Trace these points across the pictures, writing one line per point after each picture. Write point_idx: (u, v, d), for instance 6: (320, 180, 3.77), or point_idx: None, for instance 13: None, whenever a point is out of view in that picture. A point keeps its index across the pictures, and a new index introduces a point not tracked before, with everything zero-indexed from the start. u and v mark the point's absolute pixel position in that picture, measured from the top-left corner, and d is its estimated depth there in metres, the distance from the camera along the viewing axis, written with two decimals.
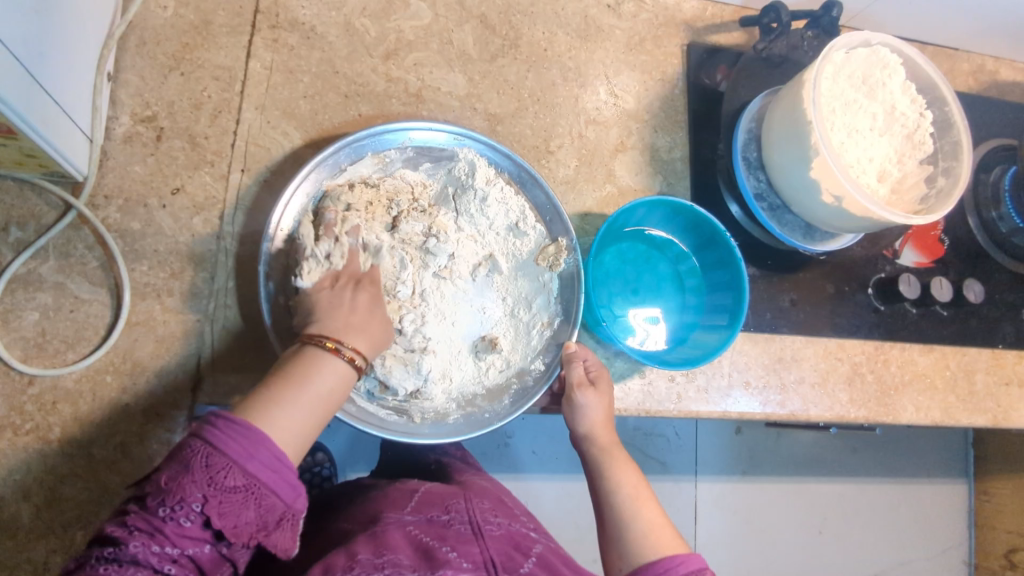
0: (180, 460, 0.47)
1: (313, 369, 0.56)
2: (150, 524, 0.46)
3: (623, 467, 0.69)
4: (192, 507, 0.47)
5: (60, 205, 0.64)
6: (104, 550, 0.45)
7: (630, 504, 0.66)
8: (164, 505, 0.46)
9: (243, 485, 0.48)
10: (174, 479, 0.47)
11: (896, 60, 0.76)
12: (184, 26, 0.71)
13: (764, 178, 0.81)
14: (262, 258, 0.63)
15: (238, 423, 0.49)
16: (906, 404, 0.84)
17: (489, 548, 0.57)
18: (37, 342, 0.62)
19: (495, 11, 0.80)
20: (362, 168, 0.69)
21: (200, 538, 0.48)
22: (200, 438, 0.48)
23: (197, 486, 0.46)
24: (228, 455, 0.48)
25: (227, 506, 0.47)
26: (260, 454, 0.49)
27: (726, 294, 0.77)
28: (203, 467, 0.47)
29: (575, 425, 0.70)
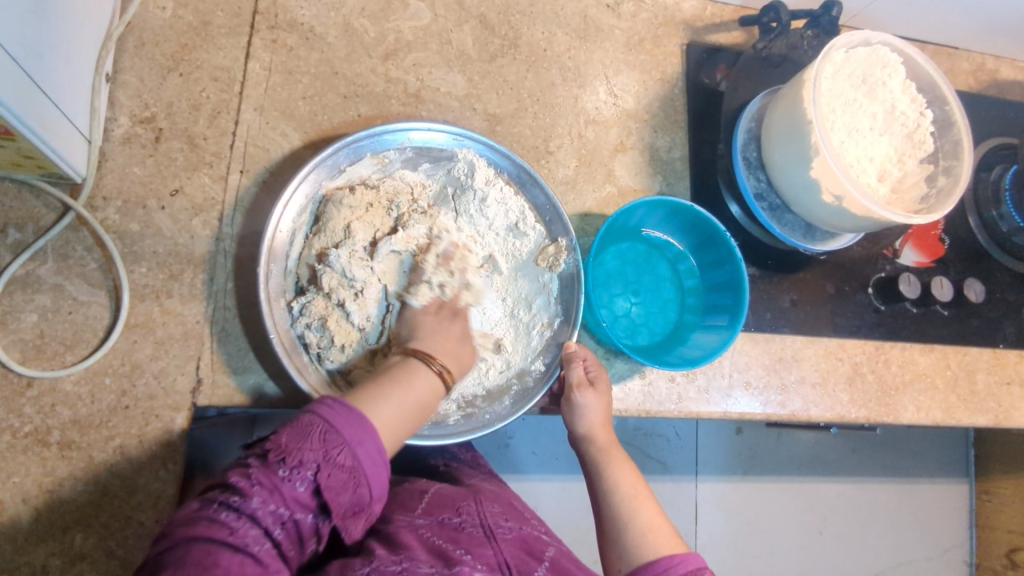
0: (300, 429, 0.50)
1: (414, 378, 0.60)
2: (270, 482, 0.49)
3: (622, 468, 0.69)
4: (305, 475, 0.49)
5: (59, 207, 0.64)
6: (225, 497, 0.48)
7: (630, 505, 0.65)
8: (285, 465, 0.49)
9: (350, 467, 0.51)
10: (296, 443, 0.50)
11: (896, 59, 0.76)
12: (183, 27, 0.71)
13: (764, 178, 0.80)
14: (260, 259, 0.62)
15: (358, 409, 0.53)
16: (907, 404, 0.84)
17: (504, 551, 0.58)
18: (36, 344, 0.62)
19: (494, 11, 0.80)
20: (362, 169, 0.69)
21: (306, 507, 0.50)
22: (320, 415, 0.52)
23: (314, 454, 0.50)
24: (344, 435, 0.51)
25: (335, 481, 0.50)
26: (370, 442, 0.52)
27: (726, 294, 0.77)
28: (321, 440, 0.50)
29: (575, 426, 0.70)
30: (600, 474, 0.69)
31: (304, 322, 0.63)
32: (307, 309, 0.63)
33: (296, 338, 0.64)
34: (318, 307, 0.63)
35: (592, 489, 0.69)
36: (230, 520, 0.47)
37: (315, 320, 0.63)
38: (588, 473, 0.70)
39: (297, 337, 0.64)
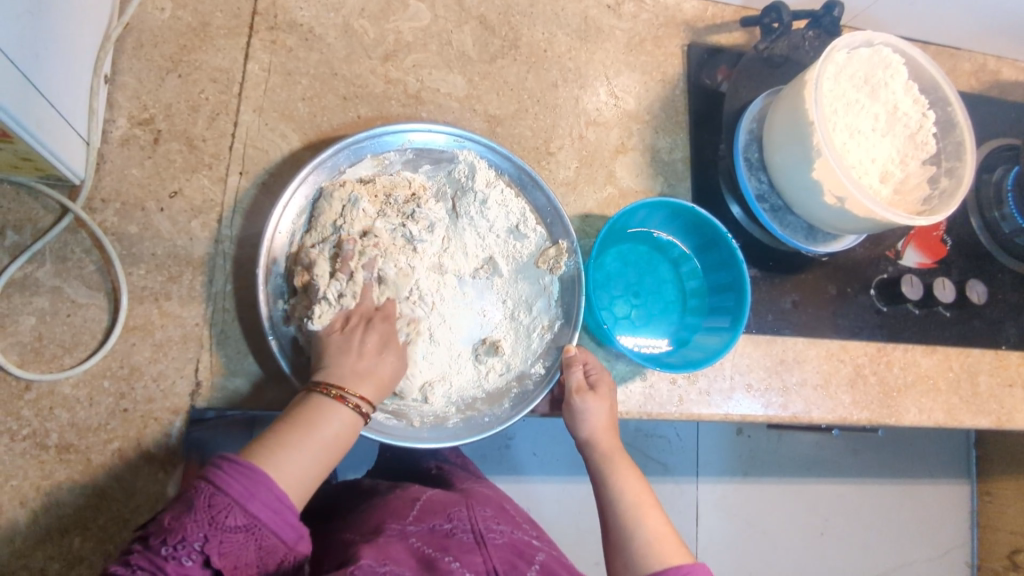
0: (182, 500, 0.48)
1: (320, 416, 0.57)
2: (151, 563, 0.45)
3: (626, 474, 0.69)
4: (193, 546, 0.46)
5: (57, 209, 0.64)
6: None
7: (633, 513, 0.65)
8: (166, 543, 0.46)
9: (244, 525, 0.48)
10: (177, 516, 0.47)
11: (898, 60, 0.75)
12: (182, 28, 0.70)
13: (766, 179, 0.80)
14: (260, 261, 0.62)
15: (244, 463, 0.51)
16: (909, 406, 0.83)
17: (493, 558, 0.58)
18: (34, 347, 0.61)
19: (494, 12, 0.80)
20: (361, 170, 0.68)
21: None
22: (206, 480, 0.49)
23: (201, 524, 0.47)
24: (231, 495, 0.48)
25: (230, 544, 0.48)
26: (262, 492, 0.50)
27: (727, 296, 0.77)
28: (205, 506, 0.48)
29: (579, 429, 0.70)
30: (604, 479, 0.68)
31: (301, 325, 0.63)
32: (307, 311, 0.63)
33: (293, 341, 0.64)
34: (315, 309, 0.63)
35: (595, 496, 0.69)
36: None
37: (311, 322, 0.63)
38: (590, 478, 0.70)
39: (294, 339, 0.64)
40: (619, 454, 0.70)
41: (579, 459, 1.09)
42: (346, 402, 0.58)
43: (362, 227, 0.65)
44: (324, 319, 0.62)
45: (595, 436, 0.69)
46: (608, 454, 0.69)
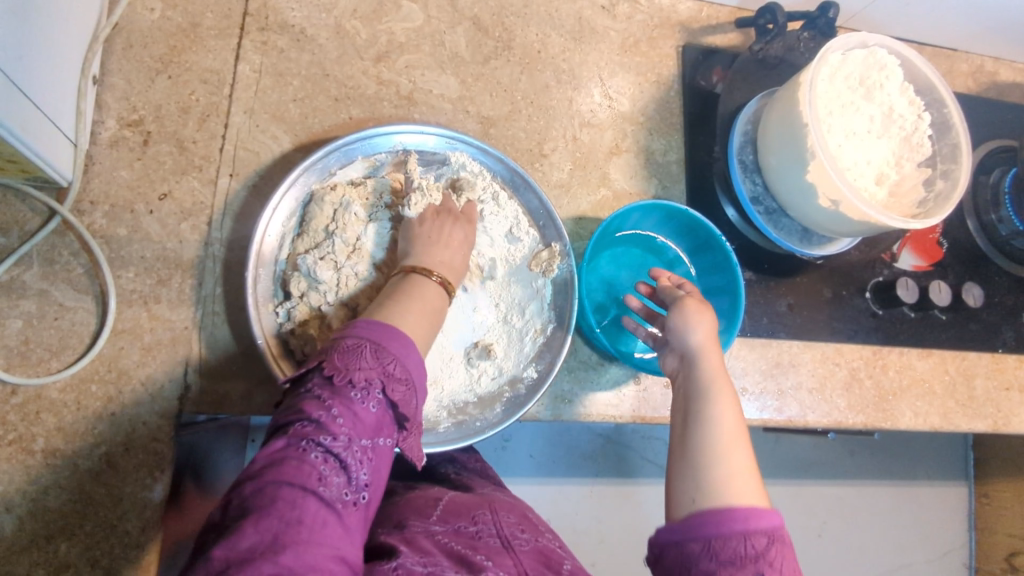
0: (353, 352, 0.54)
1: (412, 287, 0.61)
2: (346, 407, 0.52)
3: (727, 401, 0.60)
4: (374, 391, 0.54)
5: (44, 211, 0.63)
6: (307, 434, 0.51)
7: (727, 441, 0.57)
8: (353, 388, 0.53)
9: (408, 376, 0.55)
10: (354, 365, 0.53)
11: (894, 61, 0.75)
12: (172, 29, 0.70)
13: (761, 182, 0.80)
14: (247, 264, 0.61)
15: (388, 324, 0.56)
16: (905, 409, 0.83)
17: (523, 562, 0.57)
18: (20, 351, 0.61)
19: (488, 13, 0.79)
20: (352, 172, 0.68)
21: (380, 424, 0.54)
22: (365, 336, 0.55)
23: (375, 373, 0.54)
24: (393, 349, 0.55)
25: (399, 396, 0.55)
26: (415, 354, 0.56)
27: (722, 299, 0.76)
28: (375, 358, 0.54)
29: (686, 335, 0.64)
30: (701, 396, 0.60)
31: (291, 328, 0.63)
32: (294, 314, 0.63)
33: (283, 345, 0.63)
34: (303, 312, 0.62)
35: (680, 416, 0.61)
36: (317, 459, 0.50)
37: (300, 326, 0.63)
38: (684, 394, 0.62)
39: (284, 343, 0.63)
40: (725, 379, 0.61)
41: (573, 462, 1.09)
42: (436, 279, 0.63)
43: (353, 231, 0.64)
44: (418, 209, 0.66)
45: (700, 351, 0.63)
46: (710, 375, 0.61)
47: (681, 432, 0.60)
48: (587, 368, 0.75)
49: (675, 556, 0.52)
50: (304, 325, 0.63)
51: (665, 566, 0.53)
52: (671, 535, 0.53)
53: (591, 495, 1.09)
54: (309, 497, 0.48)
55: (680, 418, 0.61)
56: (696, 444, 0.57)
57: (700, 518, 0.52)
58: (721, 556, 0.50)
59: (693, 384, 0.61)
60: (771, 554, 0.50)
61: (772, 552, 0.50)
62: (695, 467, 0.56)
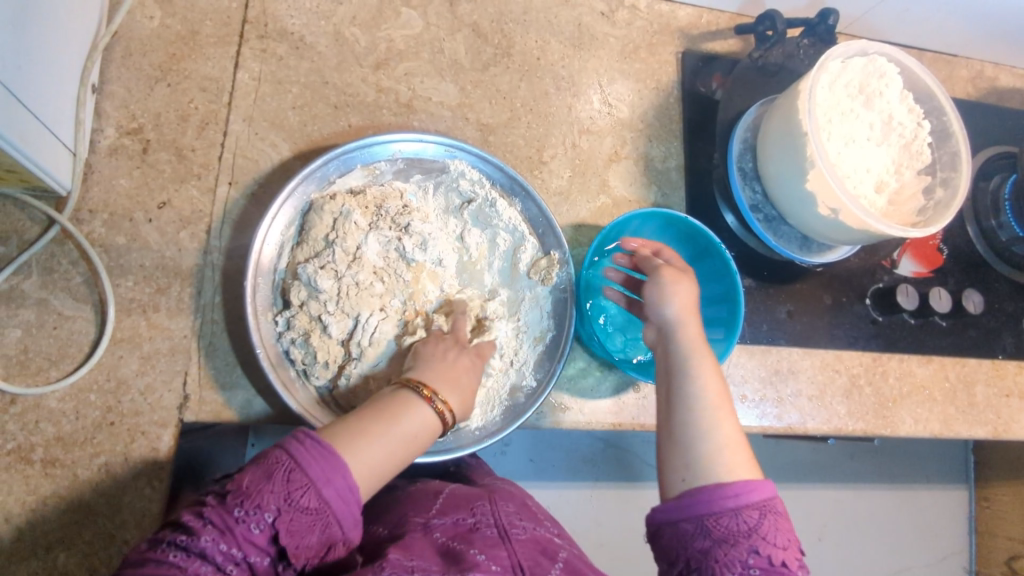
0: (263, 468, 0.49)
1: (407, 410, 0.57)
2: (222, 521, 0.47)
3: (706, 372, 0.61)
4: (263, 515, 0.48)
5: (43, 220, 0.63)
6: (175, 537, 0.46)
7: (711, 414, 0.59)
8: (240, 506, 0.47)
9: (315, 508, 0.48)
10: (256, 486, 0.48)
11: (893, 69, 0.75)
12: (171, 36, 0.70)
13: (760, 189, 0.79)
14: (246, 272, 0.61)
15: (328, 446, 0.51)
16: (905, 416, 0.82)
17: (517, 553, 0.56)
18: (19, 360, 0.61)
19: (487, 20, 0.79)
20: (352, 180, 0.68)
21: (263, 547, 0.48)
22: (286, 453, 0.50)
23: (274, 497, 0.48)
24: (310, 476, 0.49)
25: (296, 525, 0.48)
26: (338, 481, 0.50)
27: (722, 306, 0.76)
28: (283, 481, 0.49)
29: (664, 309, 0.64)
30: (681, 367, 0.61)
31: (290, 337, 0.63)
32: (294, 322, 0.63)
33: (282, 353, 0.63)
34: (302, 321, 0.62)
35: (664, 394, 0.62)
36: (177, 562, 0.45)
37: (299, 335, 0.62)
38: (665, 369, 0.63)
39: (283, 351, 0.63)
40: (704, 346, 0.63)
41: (573, 465, 1.09)
42: (434, 405, 0.58)
43: (354, 239, 0.64)
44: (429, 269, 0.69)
45: (680, 324, 0.64)
46: (692, 346, 0.62)
47: (667, 407, 0.61)
48: (587, 376, 0.75)
49: (671, 535, 0.53)
50: (304, 334, 0.63)
51: (661, 544, 0.54)
52: (664, 516, 0.55)
53: (590, 498, 1.09)
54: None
55: (663, 393, 0.62)
56: (681, 419, 0.59)
57: (690, 497, 0.54)
58: (715, 534, 0.52)
59: (673, 358, 0.63)
60: (762, 528, 0.52)
61: (764, 525, 0.52)
62: (683, 443, 0.58)
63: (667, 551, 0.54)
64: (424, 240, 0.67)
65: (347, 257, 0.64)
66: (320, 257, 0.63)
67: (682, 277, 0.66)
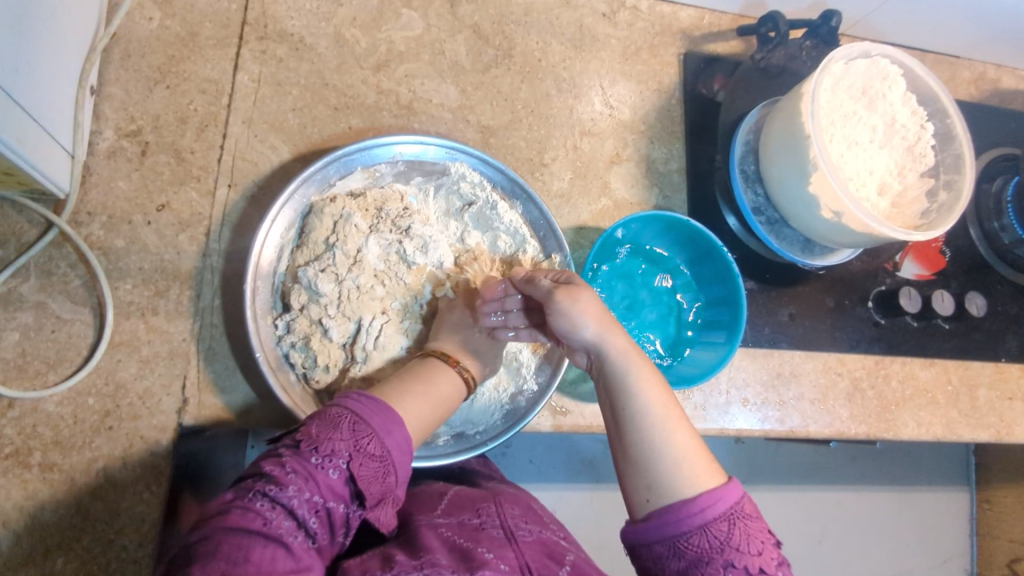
0: (330, 421, 0.52)
1: (438, 374, 0.62)
2: (304, 468, 0.49)
3: (646, 386, 0.59)
4: (338, 461, 0.51)
5: (41, 222, 0.63)
6: (260, 486, 0.48)
7: (660, 428, 0.57)
8: (316, 453, 0.50)
9: (381, 455, 0.52)
10: (326, 435, 0.51)
11: (896, 71, 0.74)
12: (170, 38, 0.69)
13: (762, 192, 0.78)
14: (246, 276, 0.60)
15: (382, 401, 0.55)
16: (907, 419, 0.82)
17: (525, 554, 0.55)
18: (18, 364, 0.60)
19: (488, 21, 0.79)
20: (352, 183, 0.68)
21: (341, 493, 0.50)
22: (349, 407, 0.54)
23: (345, 444, 0.51)
24: (373, 425, 0.53)
25: (366, 470, 0.52)
26: (398, 432, 0.54)
27: (725, 310, 0.76)
28: (351, 430, 0.52)
29: (581, 332, 0.62)
30: (620, 387, 0.59)
31: (290, 341, 0.62)
32: (294, 326, 0.62)
33: (281, 356, 0.63)
34: (303, 325, 0.62)
35: (611, 418, 0.60)
36: (264, 509, 0.47)
37: (299, 339, 0.62)
38: (606, 390, 0.61)
39: (283, 355, 0.63)
40: (637, 356, 0.61)
41: (574, 467, 1.09)
42: (459, 370, 0.64)
43: (354, 243, 0.64)
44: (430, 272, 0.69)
45: (605, 343, 0.61)
46: (623, 358, 0.61)
47: (616, 432, 0.59)
48: (588, 379, 0.75)
49: (644, 556, 0.52)
50: (303, 338, 0.62)
51: (639, 566, 0.53)
52: (635, 537, 0.53)
53: (591, 500, 1.08)
54: (246, 548, 0.44)
55: (609, 415, 0.60)
56: (631, 442, 0.57)
57: (658, 517, 0.52)
58: (689, 554, 0.50)
59: (611, 378, 0.60)
60: (735, 539, 0.50)
61: (735, 535, 0.50)
62: (640, 468, 0.55)
63: (645, 571, 0.52)
64: (426, 244, 0.67)
65: (350, 260, 0.64)
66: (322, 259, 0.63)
67: (580, 290, 0.62)
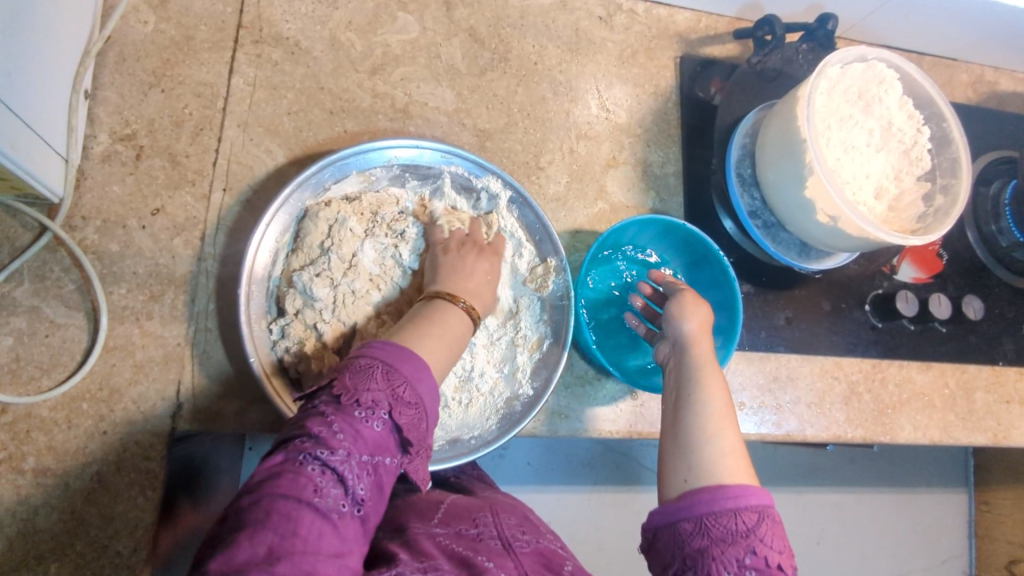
0: (365, 372, 0.52)
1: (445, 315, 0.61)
2: (350, 427, 0.50)
3: (715, 384, 0.62)
4: (380, 414, 0.52)
5: (35, 227, 0.63)
6: (308, 449, 0.48)
7: (718, 423, 0.59)
8: (359, 407, 0.51)
9: (416, 403, 0.53)
10: (362, 385, 0.52)
11: (893, 74, 0.74)
12: (165, 41, 0.69)
13: (758, 196, 0.79)
14: (240, 280, 0.60)
15: (407, 347, 0.55)
16: (904, 423, 0.82)
17: (523, 565, 0.56)
18: (11, 369, 0.60)
19: (484, 24, 0.79)
20: (347, 187, 0.68)
21: (386, 446, 0.52)
22: (379, 357, 0.54)
23: (382, 394, 0.52)
24: (404, 373, 0.53)
25: (407, 418, 0.53)
26: (428, 378, 0.55)
27: (721, 314, 0.76)
28: (385, 379, 0.53)
29: (682, 322, 0.66)
30: (691, 377, 0.62)
31: (285, 345, 0.62)
32: (288, 331, 0.62)
33: (276, 361, 0.62)
34: (297, 329, 0.62)
35: (671, 401, 0.62)
36: (314, 475, 0.48)
37: (294, 343, 0.62)
38: (676, 379, 0.64)
39: (277, 359, 0.63)
40: (713, 364, 0.64)
41: (571, 470, 1.08)
42: (463, 306, 0.63)
43: (349, 247, 0.64)
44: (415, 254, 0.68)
45: (693, 340, 0.65)
46: (702, 358, 0.64)
47: (674, 413, 0.61)
48: (584, 383, 0.74)
49: (667, 536, 0.53)
50: (298, 343, 0.62)
51: (658, 549, 0.54)
52: (664, 518, 0.54)
53: (589, 502, 1.08)
54: (297, 518, 0.45)
55: (671, 399, 0.63)
56: (686, 424, 0.60)
57: (690, 497, 0.53)
58: (712, 533, 0.51)
59: (684, 369, 0.63)
60: (761, 530, 0.51)
61: (763, 528, 0.51)
62: (688, 446, 0.58)
63: (663, 556, 0.53)
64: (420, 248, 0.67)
65: (345, 265, 0.63)
66: (316, 262, 0.63)
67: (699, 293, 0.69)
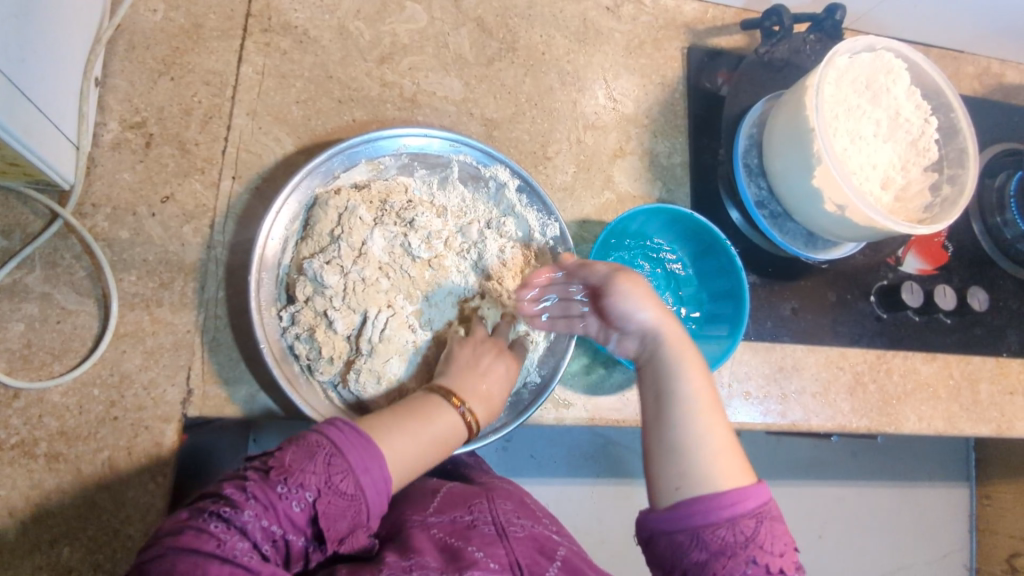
0: (305, 449, 0.51)
1: (435, 410, 0.59)
2: (265, 497, 0.48)
3: (694, 382, 0.61)
4: (305, 494, 0.49)
5: (47, 214, 0.63)
6: (216, 508, 0.47)
7: (702, 418, 0.59)
8: (282, 483, 0.49)
9: (351, 493, 0.50)
10: (298, 464, 0.50)
11: (900, 65, 0.75)
12: (173, 30, 0.69)
13: (765, 186, 0.79)
14: (251, 266, 0.60)
15: (365, 436, 0.53)
16: (908, 413, 0.82)
17: (515, 551, 0.56)
18: (23, 354, 0.60)
19: (492, 14, 0.79)
20: (356, 175, 0.68)
21: (301, 527, 0.49)
22: (331, 439, 0.52)
23: (315, 478, 0.50)
24: (349, 462, 0.51)
25: (333, 509, 0.50)
26: (376, 470, 0.52)
27: (726, 304, 0.77)
28: (324, 463, 0.50)
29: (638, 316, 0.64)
30: (670, 373, 0.62)
31: (294, 332, 0.62)
32: (298, 318, 0.62)
33: (286, 348, 0.63)
34: (307, 316, 0.62)
35: (651, 398, 0.62)
36: (218, 532, 0.46)
37: (303, 330, 0.62)
38: (653, 377, 0.63)
39: (287, 347, 0.63)
40: (690, 351, 0.63)
41: (574, 461, 1.09)
42: (461, 411, 0.61)
43: (359, 235, 0.64)
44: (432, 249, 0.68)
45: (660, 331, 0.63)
46: (677, 354, 0.62)
47: (657, 409, 0.61)
48: (591, 372, 0.75)
49: (666, 544, 0.54)
50: (309, 331, 0.62)
51: (657, 552, 0.55)
52: (660, 523, 0.55)
53: (591, 495, 1.09)
54: (199, 568, 0.44)
55: (650, 395, 0.62)
56: (672, 422, 0.59)
57: (689, 505, 0.54)
58: (712, 546, 0.52)
59: (661, 366, 0.62)
60: (760, 537, 0.53)
61: (761, 534, 0.53)
62: (677, 445, 0.58)
63: (664, 559, 0.54)
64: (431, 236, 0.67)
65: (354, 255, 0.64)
66: (328, 250, 0.63)
67: (639, 279, 0.65)
